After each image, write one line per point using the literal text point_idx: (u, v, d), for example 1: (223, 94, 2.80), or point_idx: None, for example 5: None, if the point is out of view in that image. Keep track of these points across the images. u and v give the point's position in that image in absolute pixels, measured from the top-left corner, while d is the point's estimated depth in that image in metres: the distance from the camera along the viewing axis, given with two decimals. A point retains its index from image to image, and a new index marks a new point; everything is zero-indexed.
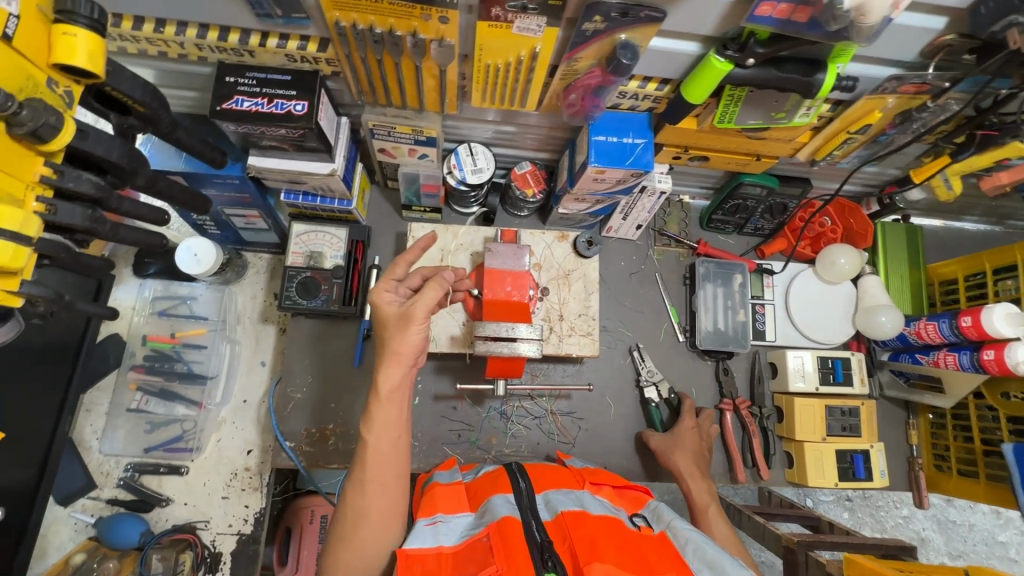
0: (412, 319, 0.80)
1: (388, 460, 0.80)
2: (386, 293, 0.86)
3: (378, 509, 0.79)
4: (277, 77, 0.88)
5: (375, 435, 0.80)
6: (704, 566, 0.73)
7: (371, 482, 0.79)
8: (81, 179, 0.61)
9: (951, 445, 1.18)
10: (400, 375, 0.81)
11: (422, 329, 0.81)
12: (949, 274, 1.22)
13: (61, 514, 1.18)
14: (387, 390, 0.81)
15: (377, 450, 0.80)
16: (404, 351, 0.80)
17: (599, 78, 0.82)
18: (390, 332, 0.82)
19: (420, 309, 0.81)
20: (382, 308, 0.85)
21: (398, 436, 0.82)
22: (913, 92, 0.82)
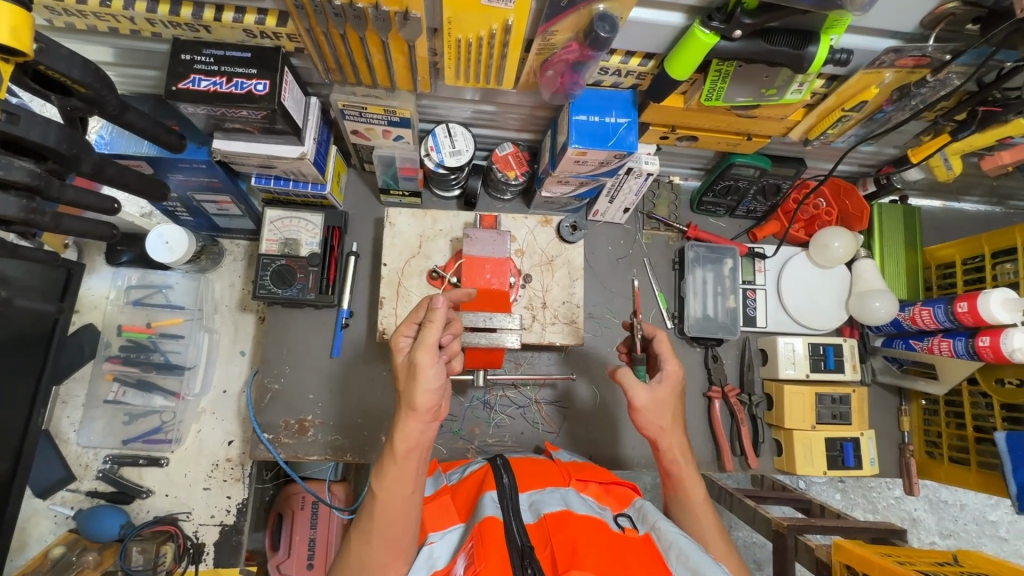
0: (418, 367, 0.74)
1: (397, 518, 0.78)
2: (403, 339, 0.82)
3: (382, 563, 0.77)
4: (237, 54, 0.82)
5: (383, 491, 0.78)
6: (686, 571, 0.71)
7: (377, 537, 0.77)
8: (13, 167, 0.56)
9: (943, 432, 1.16)
10: (421, 429, 0.77)
11: (431, 374, 0.74)
12: (947, 257, 1.18)
13: (41, 507, 1.17)
14: (403, 448, 0.77)
15: (386, 507, 0.77)
16: (418, 405, 0.75)
17: (576, 53, 0.78)
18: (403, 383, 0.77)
19: (423, 355, 0.74)
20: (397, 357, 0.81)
21: (410, 491, 0.78)
22: (912, 66, 0.77)
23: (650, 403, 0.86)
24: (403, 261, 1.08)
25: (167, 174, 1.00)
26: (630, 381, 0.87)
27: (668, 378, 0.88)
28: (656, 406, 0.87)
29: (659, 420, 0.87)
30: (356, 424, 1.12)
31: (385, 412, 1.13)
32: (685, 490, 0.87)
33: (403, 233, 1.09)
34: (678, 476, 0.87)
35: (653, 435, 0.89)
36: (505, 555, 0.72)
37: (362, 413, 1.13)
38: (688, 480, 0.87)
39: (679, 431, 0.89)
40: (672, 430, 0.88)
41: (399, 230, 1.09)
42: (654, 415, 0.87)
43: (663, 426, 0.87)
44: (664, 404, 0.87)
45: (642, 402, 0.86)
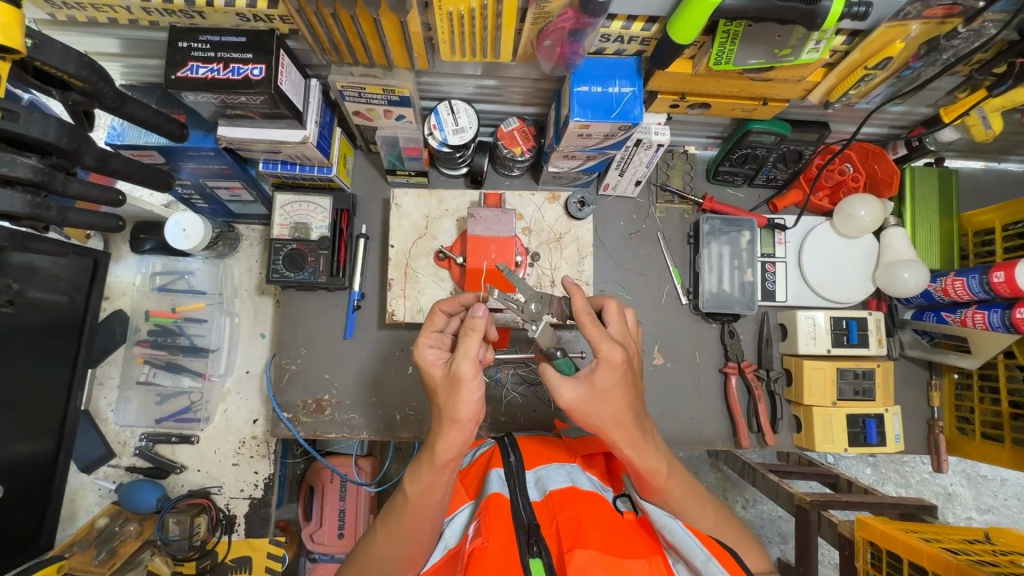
0: (461, 381, 0.70)
1: (425, 518, 0.78)
2: (429, 352, 0.77)
3: (406, 556, 0.80)
4: (232, 39, 0.82)
5: (417, 493, 0.77)
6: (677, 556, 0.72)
7: (404, 534, 0.79)
8: (15, 164, 0.58)
9: (976, 407, 1.11)
10: (462, 440, 0.73)
11: (474, 386, 0.70)
12: (987, 223, 1.10)
13: (87, 481, 1.26)
14: (444, 457, 0.74)
15: (416, 510, 0.78)
16: (463, 416, 0.71)
17: (573, 21, 0.75)
18: (442, 397, 0.73)
19: (467, 367, 0.70)
20: (429, 372, 0.76)
21: (439, 500, 0.78)
22: (942, 16, 0.72)
23: (584, 399, 0.72)
24: (410, 242, 1.08)
25: (179, 163, 1.02)
26: (555, 377, 0.73)
27: (601, 367, 0.71)
28: (590, 403, 0.73)
29: (595, 418, 0.74)
30: (372, 403, 1.15)
31: (399, 391, 1.15)
32: (644, 476, 0.79)
33: (409, 214, 1.09)
34: (632, 464, 0.78)
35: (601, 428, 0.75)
36: (511, 531, 0.72)
37: (377, 392, 1.15)
38: (643, 469, 0.78)
39: (629, 420, 0.74)
40: (615, 425, 0.74)
41: (405, 211, 1.09)
42: (588, 414, 0.73)
43: (602, 424, 0.74)
44: (601, 399, 0.72)
45: (570, 401, 0.73)
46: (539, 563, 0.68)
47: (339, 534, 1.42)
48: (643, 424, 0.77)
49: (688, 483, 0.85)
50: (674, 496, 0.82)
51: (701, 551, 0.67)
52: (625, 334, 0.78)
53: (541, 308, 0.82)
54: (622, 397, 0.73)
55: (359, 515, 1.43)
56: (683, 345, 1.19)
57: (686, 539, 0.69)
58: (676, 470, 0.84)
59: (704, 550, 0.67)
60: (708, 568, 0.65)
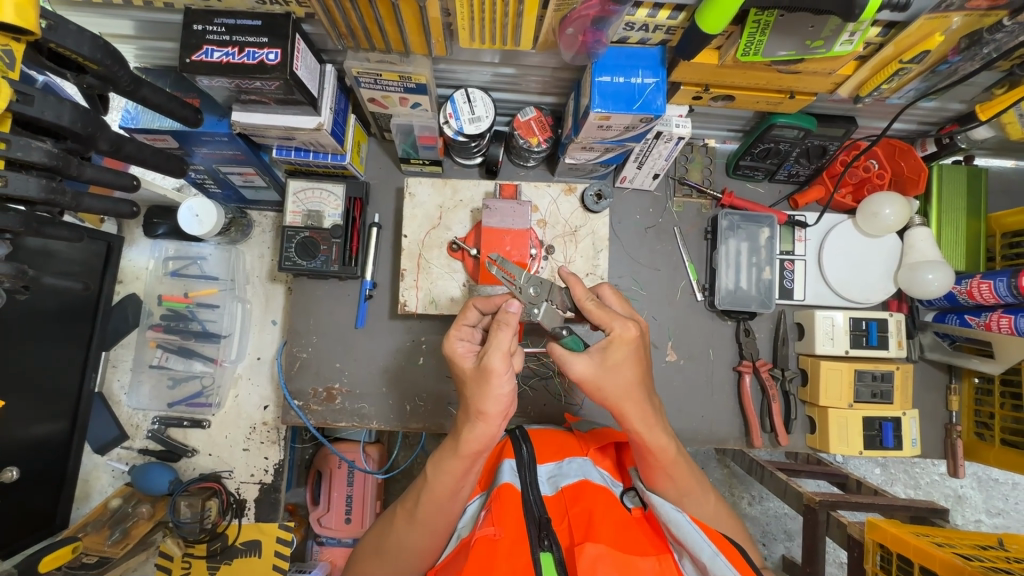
0: (492, 374, 0.69)
1: (439, 511, 0.79)
2: (460, 343, 0.78)
3: (421, 547, 0.81)
4: (248, 22, 0.81)
5: (437, 480, 0.77)
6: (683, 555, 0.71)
7: (418, 524, 0.79)
8: (30, 148, 0.57)
9: (996, 413, 1.08)
10: (490, 434, 0.73)
11: (505, 380, 0.69)
12: (1016, 225, 1.06)
13: (100, 462, 1.27)
14: (469, 449, 0.74)
15: (432, 498, 0.78)
16: (490, 410, 0.70)
17: (597, 8, 0.72)
18: (471, 390, 0.72)
19: (498, 360, 0.69)
20: (459, 363, 0.76)
21: (459, 489, 0.78)
22: (985, 8, 0.69)
23: (596, 372, 0.73)
24: (423, 233, 1.07)
25: (192, 148, 1.01)
26: (564, 354, 0.74)
27: (613, 344, 0.72)
28: (601, 376, 0.73)
29: (605, 391, 0.74)
30: (382, 393, 1.14)
31: (409, 381, 1.15)
32: (652, 454, 0.77)
33: (423, 204, 1.08)
34: (640, 441, 0.77)
35: (613, 404, 0.75)
36: (522, 523, 0.71)
37: (386, 382, 1.15)
38: (648, 447, 0.77)
39: (639, 394, 0.74)
40: (628, 399, 0.74)
41: (419, 201, 1.08)
42: (600, 386, 0.73)
43: (615, 398, 0.74)
44: (612, 371, 0.73)
45: (582, 373, 0.73)
46: (550, 557, 0.67)
47: (346, 519, 1.44)
48: (653, 402, 0.78)
49: (693, 478, 0.83)
50: (682, 476, 0.81)
51: (709, 547, 0.66)
52: (629, 311, 0.81)
53: (539, 292, 0.82)
54: (634, 370, 0.74)
55: (365, 503, 1.44)
56: (697, 341, 1.17)
57: (694, 534, 0.68)
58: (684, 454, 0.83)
59: (711, 545, 0.66)
60: (716, 565, 0.64)
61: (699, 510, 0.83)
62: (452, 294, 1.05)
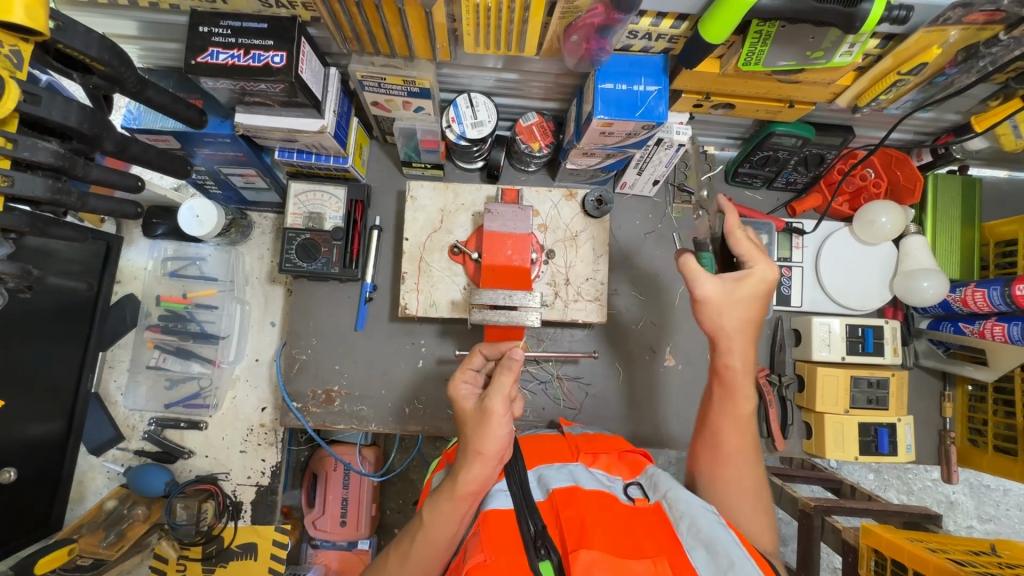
0: (492, 416, 0.73)
1: (435, 547, 0.77)
2: (462, 386, 0.80)
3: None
4: (254, 25, 0.81)
5: (432, 522, 0.76)
6: (697, 544, 0.68)
7: (413, 560, 0.76)
8: (37, 148, 0.57)
9: (989, 419, 1.10)
10: (486, 474, 0.73)
11: (504, 423, 0.73)
12: (1008, 235, 1.08)
13: (95, 463, 1.26)
14: (465, 489, 0.73)
15: (428, 537, 0.76)
16: (488, 450, 0.72)
17: (602, 16, 0.73)
18: (470, 429, 0.75)
19: (497, 403, 0.73)
20: (461, 404, 0.78)
21: (455, 530, 0.76)
22: (982, 22, 0.70)
23: (720, 295, 0.79)
24: (424, 236, 1.07)
25: (194, 149, 1.01)
26: (697, 271, 0.79)
27: (750, 276, 0.79)
28: (725, 302, 0.79)
29: (723, 319, 0.79)
30: (381, 396, 1.14)
31: (409, 384, 1.15)
32: (734, 399, 0.81)
33: (424, 207, 1.08)
34: (733, 381, 0.81)
35: (713, 331, 0.81)
36: (516, 541, 0.70)
37: (384, 384, 1.15)
38: (732, 386, 0.81)
39: (750, 333, 0.80)
40: (742, 335, 0.80)
41: (420, 204, 1.08)
42: (720, 312, 0.79)
43: (727, 326, 0.79)
44: (734, 301, 0.79)
45: (707, 293, 0.79)
46: (549, 564, 0.67)
47: (341, 522, 1.43)
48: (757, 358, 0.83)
49: (745, 440, 0.82)
50: (738, 435, 0.81)
51: (739, 551, 0.66)
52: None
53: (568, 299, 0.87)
54: (755, 307, 0.79)
55: (360, 506, 1.43)
56: (695, 347, 1.18)
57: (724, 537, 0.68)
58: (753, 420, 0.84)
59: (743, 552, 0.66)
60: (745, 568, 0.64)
61: (731, 475, 0.80)
62: (453, 297, 1.05)
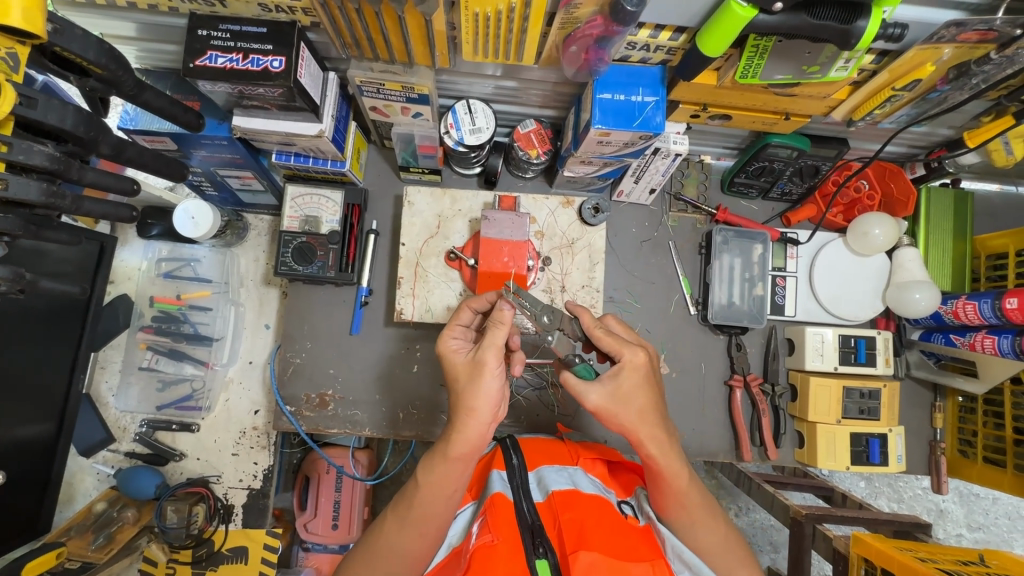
0: (484, 368, 0.72)
1: (431, 514, 0.76)
2: (452, 341, 0.79)
3: (414, 550, 0.77)
4: (252, 29, 0.81)
5: (429, 483, 0.75)
6: (684, 567, 0.73)
7: (412, 519, 0.76)
8: (32, 152, 0.57)
9: (979, 431, 1.11)
10: (480, 433, 0.73)
11: (496, 376, 0.72)
12: (999, 248, 1.09)
13: (85, 464, 1.26)
14: (459, 452, 0.73)
15: (428, 501, 0.76)
16: (480, 406, 0.72)
17: (601, 28, 0.74)
18: (462, 384, 0.74)
19: (491, 355, 0.72)
20: (450, 358, 0.77)
21: (452, 493, 0.76)
22: (975, 41, 0.71)
23: (608, 401, 0.74)
24: (421, 241, 1.07)
25: (190, 150, 1.00)
26: (578, 384, 0.76)
27: (624, 371, 0.75)
28: (615, 404, 0.75)
29: (620, 418, 0.75)
30: (375, 400, 1.14)
31: (402, 388, 1.15)
32: (665, 480, 0.77)
33: (421, 212, 1.08)
34: (654, 466, 0.76)
35: (626, 430, 0.76)
36: (515, 529, 0.71)
37: (379, 389, 1.15)
38: (660, 472, 0.77)
39: (653, 418, 0.75)
40: (643, 423, 0.75)
41: (417, 209, 1.08)
42: (615, 414, 0.75)
43: (629, 423, 0.75)
44: (624, 399, 0.74)
45: (596, 403, 0.75)
46: (545, 564, 0.68)
47: (333, 525, 1.42)
48: (666, 426, 0.78)
49: (696, 500, 0.80)
50: (687, 501, 0.79)
51: None
52: (637, 338, 0.83)
53: (551, 321, 0.83)
54: (645, 395, 0.75)
55: (353, 509, 1.42)
56: (690, 355, 1.18)
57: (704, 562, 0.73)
58: (695, 481, 0.81)
59: None
60: None
61: (701, 536, 0.80)
62: (449, 303, 1.05)
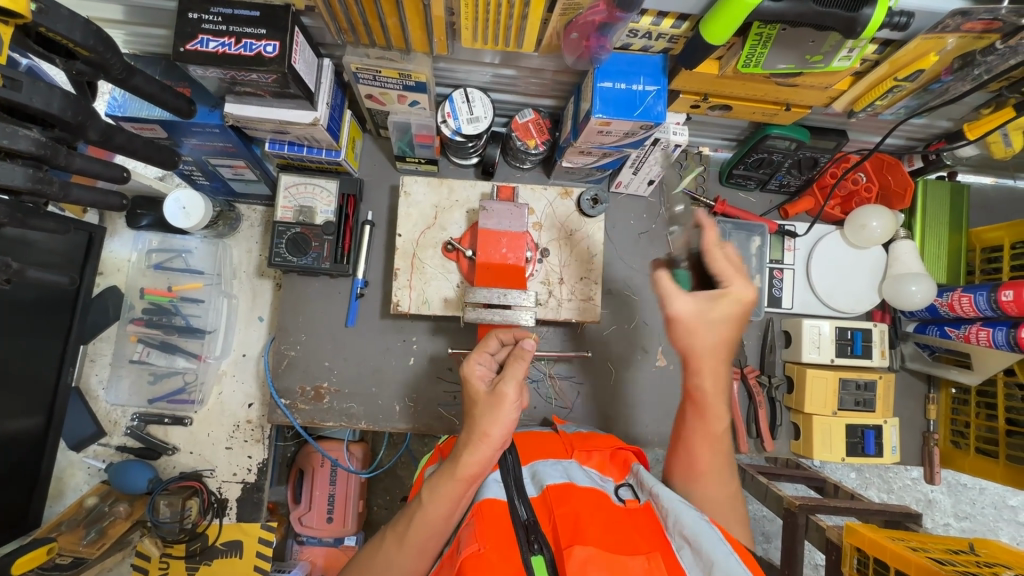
0: (504, 401, 0.72)
1: (434, 528, 0.75)
2: (477, 366, 0.78)
3: (411, 568, 0.75)
4: (245, 13, 0.79)
5: (433, 502, 0.74)
6: (683, 542, 0.68)
7: (411, 540, 0.75)
8: (17, 136, 0.55)
9: (972, 422, 1.12)
10: (488, 456, 0.72)
11: (514, 410, 0.72)
12: (994, 240, 1.09)
13: (75, 459, 1.24)
14: (467, 470, 0.72)
15: (428, 518, 0.74)
16: (496, 434, 0.71)
17: (603, 14, 0.72)
18: (479, 412, 0.73)
19: (512, 389, 0.72)
20: (473, 384, 0.76)
21: (454, 508, 0.75)
22: (979, 31, 0.71)
23: (692, 313, 0.77)
24: (418, 232, 1.06)
25: (181, 138, 0.98)
26: (671, 291, 0.78)
27: (726, 297, 0.75)
28: (699, 318, 0.77)
29: (697, 336, 0.77)
30: (372, 393, 1.13)
31: (399, 380, 1.14)
32: (704, 416, 0.80)
33: (419, 203, 1.07)
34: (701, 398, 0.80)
35: (688, 346, 0.79)
36: (509, 531, 0.70)
37: (376, 381, 1.13)
38: (703, 406, 0.81)
39: (719, 351, 0.78)
40: (712, 352, 0.78)
41: (414, 199, 1.07)
42: (692, 327, 0.77)
43: (701, 346, 0.78)
44: (706, 318, 0.76)
45: (680, 311, 0.77)
46: (540, 560, 0.68)
47: (327, 518, 1.41)
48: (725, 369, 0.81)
49: (717, 456, 0.81)
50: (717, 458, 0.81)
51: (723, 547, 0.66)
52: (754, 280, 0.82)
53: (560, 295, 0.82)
54: (728, 327, 0.77)
55: (347, 502, 1.41)
56: None
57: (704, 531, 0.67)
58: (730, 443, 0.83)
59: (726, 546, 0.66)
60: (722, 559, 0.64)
61: (711, 493, 0.80)
62: (446, 294, 1.04)
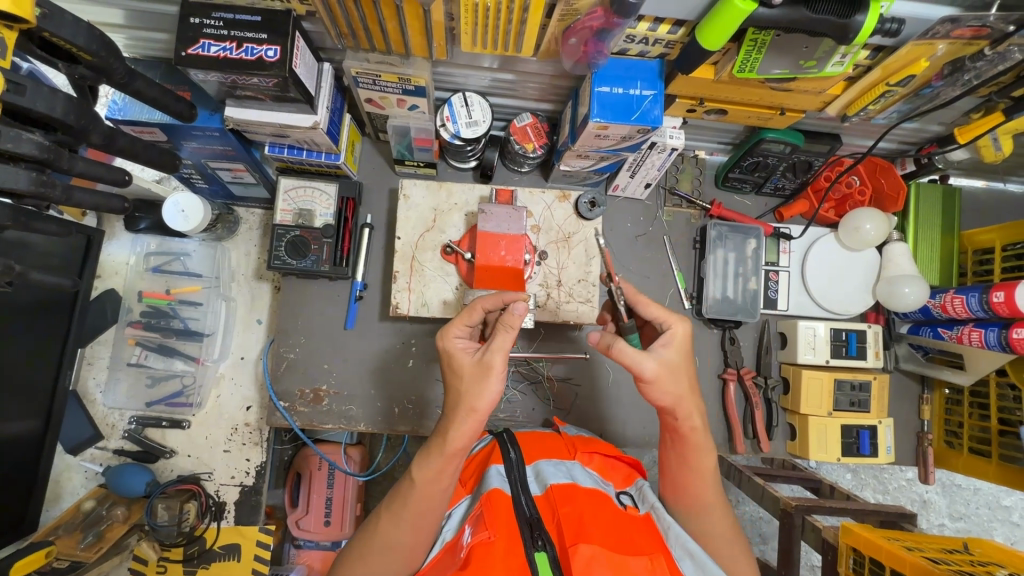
0: (491, 371, 0.71)
1: (427, 510, 0.76)
2: (458, 341, 0.77)
3: (408, 547, 0.77)
4: (246, 18, 0.79)
5: (424, 480, 0.75)
6: (685, 555, 0.72)
7: (406, 517, 0.76)
8: (22, 140, 0.55)
9: (965, 422, 1.13)
10: (475, 431, 0.73)
11: (501, 381, 0.72)
12: (986, 242, 1.11)
13: (72, 463, 1.24)
14: (454, 446, 0.73)
15: (422, 499, 0.75)
16: (482, 407, 0.71)
17: (601, 20, 0.73)
18: (465, 383, 0.73)
19: (499, 358, 0.72)
20: (456, 357, 0.76)
21: (448, 488, 0.76)
22: (969, 37, 0.72)
23: (662, 370, 0.73)
24: (417, 234, 1.06)
25: (181, 141, 0.98)
26: (635, 354, 0.72)
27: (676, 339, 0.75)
28: (668, 373, 0.73)
29: (674, 389, 0.74)
30: (370, 395, 1.13)
31: (398, 382, 1.14)
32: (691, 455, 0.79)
33: (418, 205, 1.08)
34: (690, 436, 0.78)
35: (669, 402, 0.75)
36: (513, 524, 0.71)
37: (374, 384, 1.14)
38: (696, 447, 0.79)
39: (691, 393, 0.76)
40: (687, 395, 0.75)
41: (413, 203, 1.07)
42: (666, 383, 0.73)
43: (681, 393, 0.74)
44: (673, 370, 0.74)
45: (654, 370, 0.72)
46: (544, 557, 0.67)
47: (325, 522, 1.41)
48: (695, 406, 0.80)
49: (710, 491, 0.81)
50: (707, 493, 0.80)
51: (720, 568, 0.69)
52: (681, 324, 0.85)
53: None
54: (687, 371, 0.76)
55: (346, 505, 1.41)
56: None
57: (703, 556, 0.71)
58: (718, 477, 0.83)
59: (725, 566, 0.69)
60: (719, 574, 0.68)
61: (711, 525, 0.80)
62: (445, 296, 1.04)
